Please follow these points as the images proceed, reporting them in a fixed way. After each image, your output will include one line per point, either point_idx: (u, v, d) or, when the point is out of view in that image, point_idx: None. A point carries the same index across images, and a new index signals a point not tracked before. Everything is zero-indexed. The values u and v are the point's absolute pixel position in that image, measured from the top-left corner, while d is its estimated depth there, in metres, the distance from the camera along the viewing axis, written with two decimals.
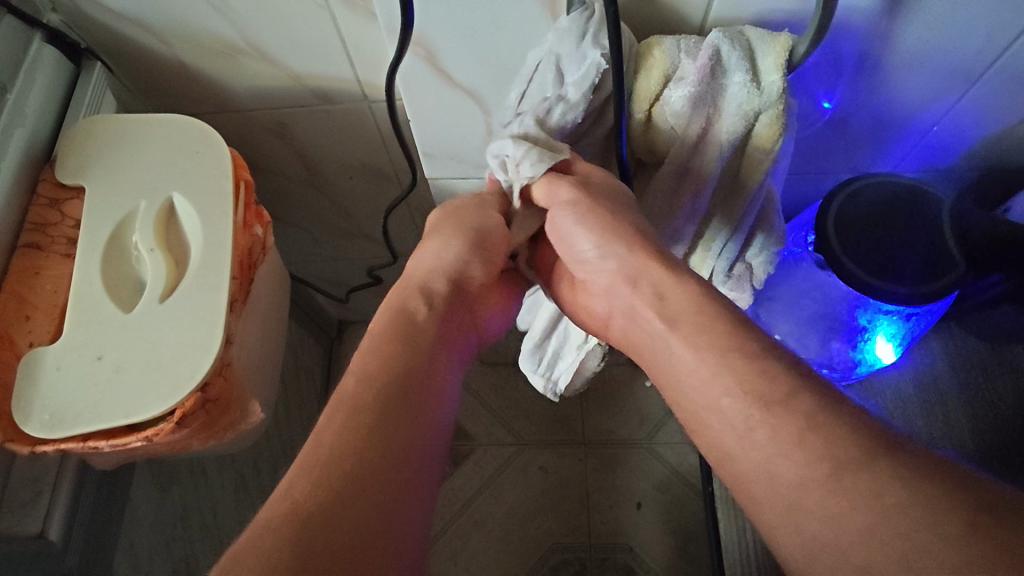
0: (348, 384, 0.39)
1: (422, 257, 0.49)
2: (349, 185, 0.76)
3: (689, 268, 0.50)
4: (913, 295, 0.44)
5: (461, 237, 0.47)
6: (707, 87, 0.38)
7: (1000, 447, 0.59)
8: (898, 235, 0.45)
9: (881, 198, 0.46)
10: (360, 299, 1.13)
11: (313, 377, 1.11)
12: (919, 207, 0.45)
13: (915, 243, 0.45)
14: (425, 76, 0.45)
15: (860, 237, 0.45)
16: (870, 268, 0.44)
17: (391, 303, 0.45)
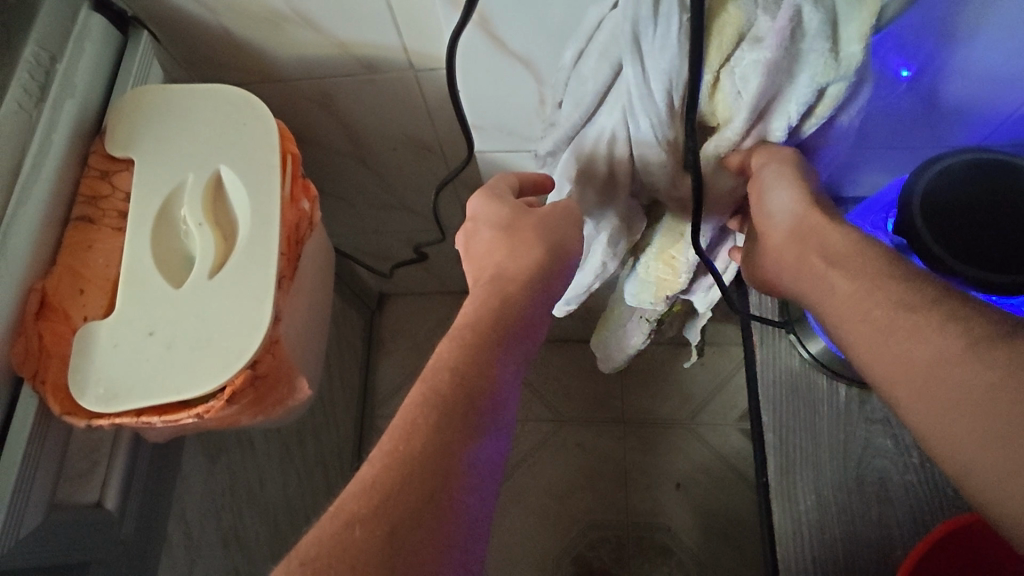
0: (440, 387, 0.35)
1: (496, 255, 0.43)
2: (393, 157, 0.74)
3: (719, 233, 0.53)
4: (1006, 285, 0.40)
5: (529, 246, 0.43)
6: (784, 54, 0.35)
7: None
8: (984, 217, 0.41)
9: (968, 177, 0.42)
10: (399, 272, 1.13)
11: (354, 348, 1.12)
12: (1015, 189, 0.42)
13: (1008, 226, 0.41)
14: (478, 41, 0.43)
15: (950, 219, 0.41)
16: (960, 254, 0.40)
17: (463, 315, 0.40)
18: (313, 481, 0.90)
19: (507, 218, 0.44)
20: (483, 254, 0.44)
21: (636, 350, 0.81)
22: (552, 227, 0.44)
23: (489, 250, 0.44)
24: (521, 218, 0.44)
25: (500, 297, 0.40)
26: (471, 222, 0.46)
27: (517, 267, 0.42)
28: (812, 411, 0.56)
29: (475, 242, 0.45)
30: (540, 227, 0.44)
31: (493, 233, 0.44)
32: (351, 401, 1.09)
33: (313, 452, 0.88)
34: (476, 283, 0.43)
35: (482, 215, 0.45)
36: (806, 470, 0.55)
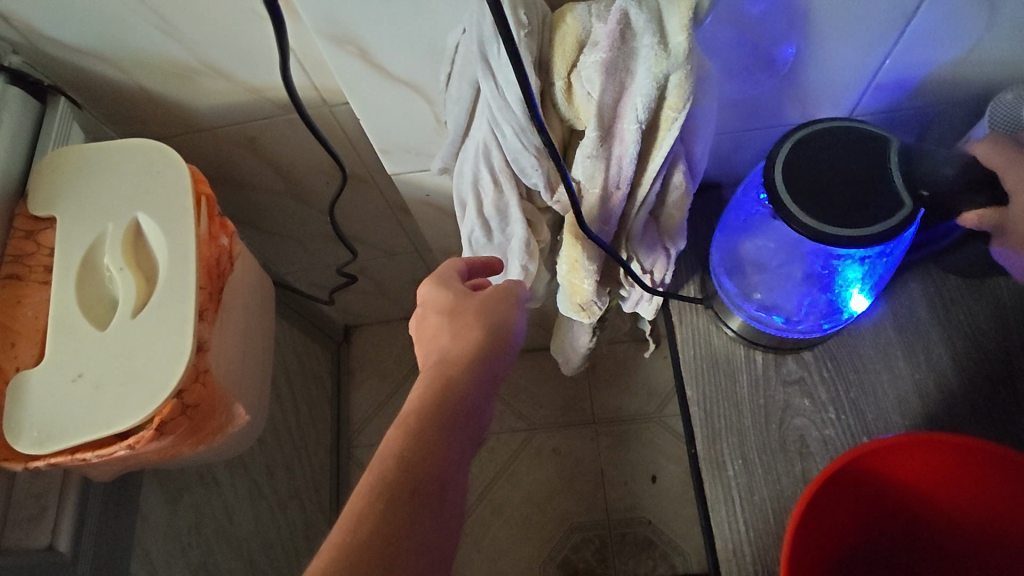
0: (388, 472, 0.35)
1: (442, 338, 0.44)
2: (327, 190, 0.78)
3: (625, 228, 0.51)
4: (867, 236, 0.43)
5: (468, 330, 0.44)
6: (618, 53, 0.38)
7: (989, 385, 0.55)
8: (834, 177, 0.45)
9: (823, 153, 0.46)
10: (358, 301, 1.16)
11: (322, 383, 1.14)
12: (865, 158, 0.46)
13: (855, 187, 0.45)
14: (362, 71, 0.47)
15: (811, 188, 0.45)
16: (825, 217, 0.44)
17: (412, 398, 0.40)
18: (286, 515, 0.91)
19: (453, 302, 0.46)
20: (431, 338, 0.45)
21: (588, 349, 0.83)
22: (488, 306, 0.45)
23: (434, 335, 0.45)
24: (462, 302, 0.46)
25: (442, 379, 0.41)
26: (423, 308, 0.47)
27: (458, 346, 0.43)
28: (731, 381, 0.59)
29: (422, 329, 0.46)
30: (474, 308, 0.45)
31: (437, 318, 0.45)
32: (321, 434, 1.10)
33: (282, 485, 0.90)
34: (427, 365, 0.43)
35: (431, 300, 0.47)
36: (730, 438, 0.57)
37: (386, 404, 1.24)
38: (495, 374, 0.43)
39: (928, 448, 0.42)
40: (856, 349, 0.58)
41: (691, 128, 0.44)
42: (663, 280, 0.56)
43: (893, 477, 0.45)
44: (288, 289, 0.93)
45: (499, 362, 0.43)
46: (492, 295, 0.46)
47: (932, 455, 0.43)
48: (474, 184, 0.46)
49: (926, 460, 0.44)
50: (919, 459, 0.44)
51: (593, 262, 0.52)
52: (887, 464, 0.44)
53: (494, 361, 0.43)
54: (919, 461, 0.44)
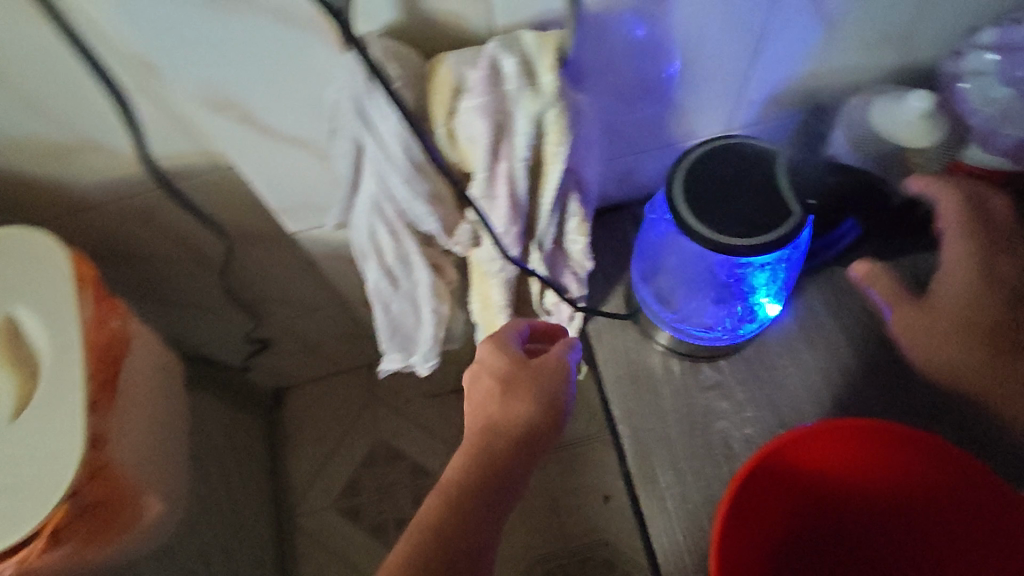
0: (424, 545, 0.38)
1: (489, 405, 0.44)
2: (234, 254, 0.75)
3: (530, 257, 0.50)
4: (766, 243, 0.43)
5: (522, 404, 0.44)
6: (492, 96, 0.39)
7: (882, 365, 0.59)
8: (728, 189, 0.45)
9: (715, 166, 0.46)
10: (285, 363, 1.12)
11: (254, 452, 1.09)
12: (754, 167, 0.46)
13: (749, 196, 0.45)
14: (247, 135, 0.46)
15: (709, 202, 0.45)
16: (724, 229, 0.44)
17: (451, 464, 0.42)
18: None
19: (509, 379, 0.45)
20: (477, 404, 0.45)
21: None
22: (540, 388, 0.45)
23: (484, 399, 0.45)
24: (520, 380, 0.45)
25: (488, 462, 0.42)
26: (477, 365, 0.46)
27: (509, 428, 0.43)
28: (655, 395, 0.60)
29: (473, 388, 0.46)
30: (529, 390, 0.45)
31: (488, 390, 0.45)
32: (259, 507, 1.05)
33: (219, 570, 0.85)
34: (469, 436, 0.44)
35: (490, 364, 0.46)
36: (660, 450, 0.58)
37: (326, 465, 1.19)
38: (540, 455, 0.44)
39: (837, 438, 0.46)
40: (765, 348, 0.61)
41: (578, 160, 0.46)
42: (579, 294, 0.56)
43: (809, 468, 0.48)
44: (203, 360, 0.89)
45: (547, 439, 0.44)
46: (548, 367, 0.45)
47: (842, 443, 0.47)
48: (372, 236, 0.46)
49: (834, 447, 0.47)
50: (828, 448, 0.47)
51: (503, 299, 0.52)
52: (801, 455, 0.47)
53: (542, 439, 0.44)
54: (829, 449, 0.47)
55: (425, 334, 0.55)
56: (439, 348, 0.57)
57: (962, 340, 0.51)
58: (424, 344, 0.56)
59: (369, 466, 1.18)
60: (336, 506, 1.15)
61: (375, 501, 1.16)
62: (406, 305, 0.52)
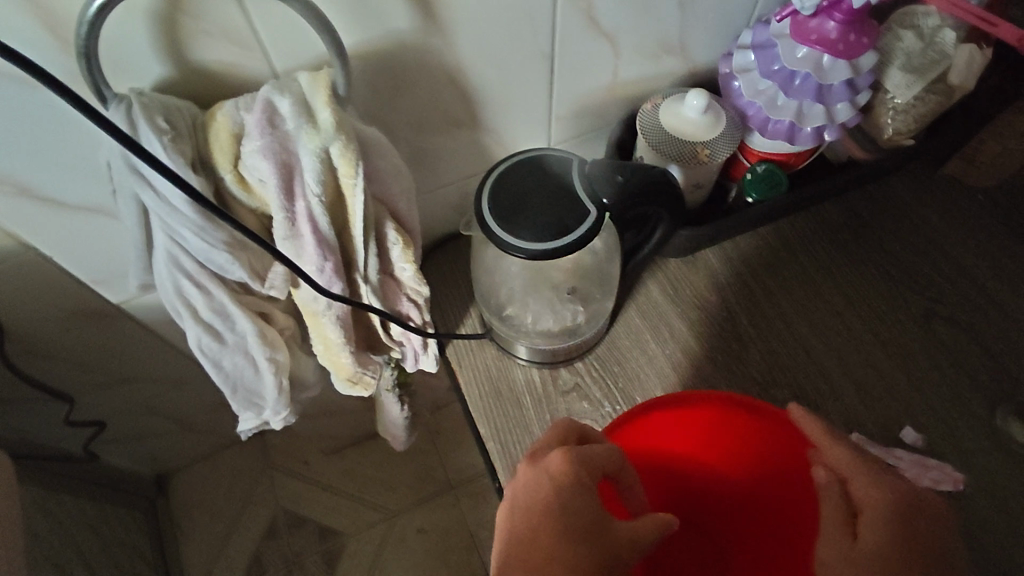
0: None
1: (545, 532, 0.36)
2: (74, 341, 0.69)
3: (361, 291, 0.50)
4: (571, 244, 0.46)
5: (604, 547, 0.36)
6: (272, 138, 0.39)
7: (720, 341, 0.63)
8: (532, 200, 0.47)
9: (519, 182, 0.49)
10: (164, 445, 1.04)
11: (136, 550, 1.00)
12: (554, 178, 0.48)
13: (551, 204, 0.47)
14: (30, 210, 0.43)
15: (516, 215, 0.47)
16: (531, 237, 0.46)
17: None
18: None
19: (577, 509, 0.37)
20: (535, 529, 0.36)
21: (404, 417, 0.83)
22: (608, 543, 0.36)
23: (538, 521, 0.37)
24: (589, 517, 0.36)
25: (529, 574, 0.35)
26: (540, 466, 0.40)
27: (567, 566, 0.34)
28: (517, 406, 0.61)
29: (529, 488, 0.39)
30: (602, 530, 0.36)
31: (545, 504, 0.37)
32: None
33: None
34: (506, 541, 0.38)
35: (557, 472, 0.39)
36: None
37: (225, 548, 1.11)
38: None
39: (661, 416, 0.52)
40: (616, 343, 0.64)
41: (384, 188, 0.47)
42: (427, 319, 0.56)
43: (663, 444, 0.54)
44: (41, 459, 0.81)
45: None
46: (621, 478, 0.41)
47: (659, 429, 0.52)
48: (180, 294, 0.44)
49: (682, 425, 0.53)
50: (678, 425, 0.53)
51: (341, 336, 0.51)
52: (657, 429, 0.52)
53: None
54: (680, 425, 0.53)
55: (270, 388, 0.53)
56: (288, 400, 0.55)
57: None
58: (271, 399, 0.54)
59: (273, 540, 1.11)
60: None
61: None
62: (239, 360, 0.50)
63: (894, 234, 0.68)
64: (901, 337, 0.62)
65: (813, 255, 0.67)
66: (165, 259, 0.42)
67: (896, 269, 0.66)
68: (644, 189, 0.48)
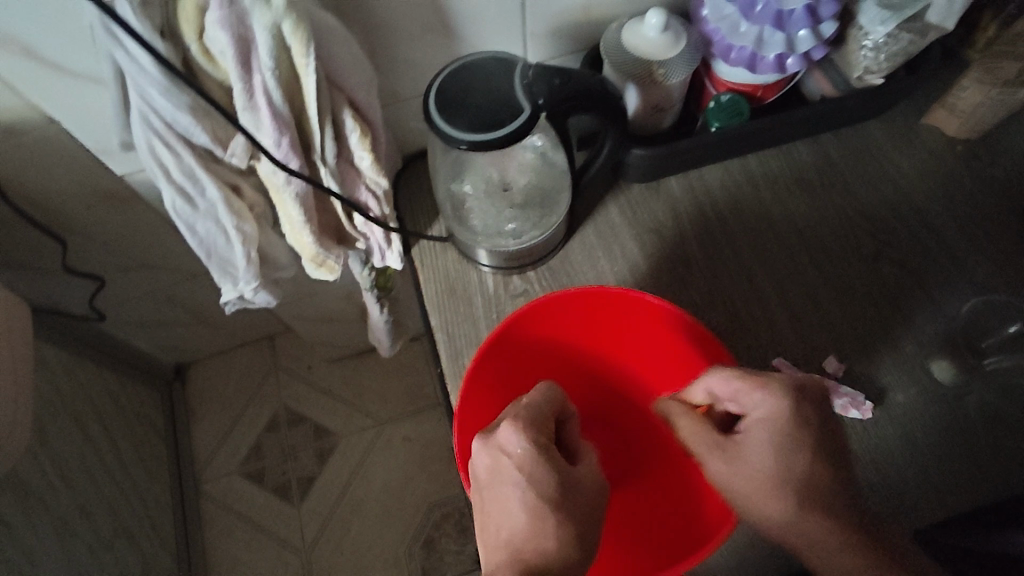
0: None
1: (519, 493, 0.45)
2: (93, 216, 0.76)
3: (320, 172, 0.55)
4: (503, 138, 0.49)
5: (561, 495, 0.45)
6: (229, 9, 0.43)
7: (668, 265, 0.66)
8: (473, 96, 0.51)
9: (467, 79, 0.52)
10: (181, 334, 1.14)
11: (148, 423, 1.11)
12: (498, 77, 0.52)
13: (490, 100, 0.51)
14: (34, 70, 0.49)
15: (456, 108, 0.50)
16: (466, 128, 0.49)
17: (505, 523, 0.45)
18: (115, 555, 0.89)
19: (540, 484, 0.45)
20: (498, 479, 0.46)
21: (386, 320, 0.90)
22: (576, 496, 0.45)
23: (504, 476, 0.46)
24: (551, 479, 0.45)
25: (515, 541, 0.43)
26: (494, 445, 0.47)
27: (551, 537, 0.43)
28: (468, 305, 0.66)
29: (489, 470, 0.46)
30: (564, 491, 0.45)
31: (513, 486, 0.45)
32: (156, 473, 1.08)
33: (107, 526, 0.89)
34: (496, 548, 0.44)
35: (511, 449, 0.46)
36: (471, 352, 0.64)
37: (230, 434, 1.22)
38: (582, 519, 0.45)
39: (548, 312, 0.55)
40: (570, 258, 0.67)
41: (340, 75, 0.51)
42: (388, 212, 0.61)
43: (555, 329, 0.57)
44: (54, 315, 0.89)
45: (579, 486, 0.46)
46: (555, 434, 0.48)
47: (534, 325, 0.56)
48: (154, 153, 0.50)
49: (571, 311, 0.56)
50: (567, 312, 0.56)
51: (302, 214, 0.57)
52: (546, 319, 0.56)
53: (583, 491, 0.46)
54: (567, 312, 0.56)
55: (240, 256, 0.59)
56: (257, 271, 0.61)
57: (790, 497, 0.45)
58: (241, 267, 0.60)
59: (273, 432, 1.22)
60: (241, 470, 1.19)
61: (279, 463, 1.19)
62: (210, 226, 0.56)
63: (862, 178, 0.68)
64: (845, 276, 0.64)
65: (777, 191, 0.68)
66: (141, 119, 0.48)
67: (853, 210, 0.67)
68: (572, 94, 0.51)
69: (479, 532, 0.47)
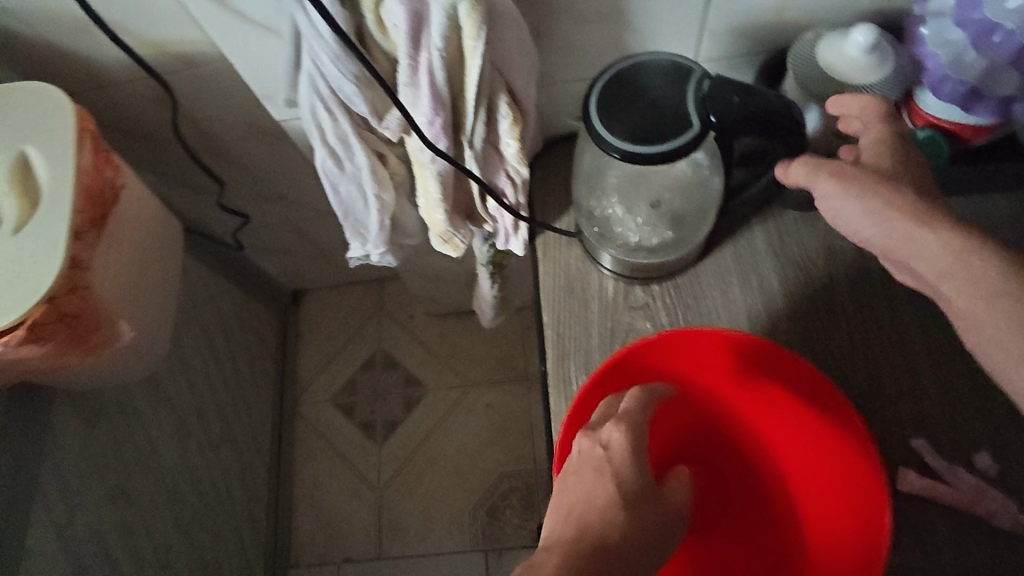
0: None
1: (604, 454, 0.44)
2: (249, 148, 0.81)
3: (465, 154, 0.54)
4: (662, 156, 0.45)
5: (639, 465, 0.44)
6: None
7: (808, 308, 0.61)
8: (640, 103, 0.47)
9: (640, 83, 0.48)
10: (303, 265, 1.20)
11: (263, 339, 1.20)
12: (670, 87, 0.48)
13: (657, 111, 0.47)
14: (216, 12, 0.49)
15: (618, 112, 0.47)
16: (625, 140, 0.46)
17: (580, 495, 0.42)
18: (219, 457, 0.98)
19: (628, 480, 0.43)
20: (587, 454, 0.44)
21: (493, 295, 0.90)
22: (657, 508, 0.42)
23: (594, 449, 0.44)
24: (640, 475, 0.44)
25: (582, 517, 0.41)
26: (595, 438, 0.45)
27: (622, 498, 0.41)
28: (583, 307, 0.64)
29: (583, 459, 0.44)
30: (644, 501, 0.43)
31: (604, 474, 0.42)
32: (262, 387, 1.18)
33: (218, 429, 0.98)
34: (561, 521, 0.41)
35: (610, 435, 0.45)
36: (578, 355, 0.62)
37: (331, 363, 1.29)
38: (652, 515, 0.42)
39: (668, 349, 0.53)
40: (699, 279, 0.63)
41: (506, 61, 0.49)
42: (521, 201, 0.60)
43: (672, 368, 0.55)
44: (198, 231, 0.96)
45: (657, 498, 0.43)
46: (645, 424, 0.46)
47: (651, 361, 0.54)
48: (312, 112, 0.51)
49: (692, 351, 0.54)
50: (687, 351, 0.54)
51: (438, 192, 0.57)
52: (665, 356, 0.54)
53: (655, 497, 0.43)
54: (690, 352, 0.54)
55: (373, 221, 0.60)
56: (387, 236, 0.62)
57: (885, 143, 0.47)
58: (373, 230, 0.61)
59: (368, 370, 1.28)
60: (335, 399, 1.27)
61: (369, 401, 1.26)
62: (352, 187, 0.57)
63: None
64: None
65: None
66: (310, 79, 0.48)
67: None
68: (759, 120, 0.46)
69: (550, 515, 0.43)
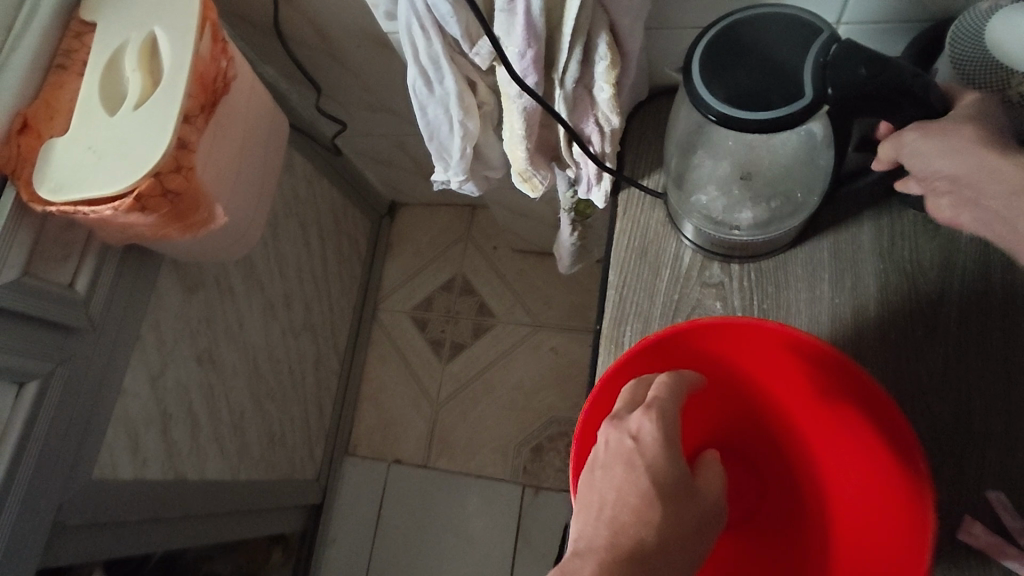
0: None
1: (635, 449, 0.41)
2: (361, 55, 0.82)
3: (554, 93, 0.52)
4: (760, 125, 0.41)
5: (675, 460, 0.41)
6: None
7: (903, 321, 0.54)
8: (747, 62, 0.43)
9: (751, 40, 0.43)
10: (402, 179, 1.23)
11: (355, 243, 1.27)
12: (785, 49, 0.43)
13: (765, 73, 0.42)
14: None
15: (720, 68, 0.43)
16: (725, 99, 0.42)
17: (613, 496, 0.40)
18: (299, 343, 1.07)
19: (662, 477, 0.40)
20: (616, 448, 0.42)
21: (572, 243, 0.88)
22: (692, 504, 0.40)
23: (625, 443, 0.42)
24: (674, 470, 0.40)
25: (615, 515, 0.39)
26: (623, 429, 0.42)
27: (655, 496, 0.39)
28: (653, 273, 0.61)
29: (611, 452, 0.42)
30: (682, 494, 0.40)
31: (636, 470, 0.40)
32: (347, 288, 1.25)
33: (301, 318, 1.07)
34: (592, 522, 0.39)
35: (639, 427, 0.42)
36: (637, 321, 0.60)
37: (414, 278, 1.34)
38: (689, 513, 0.39)
39: (718, 334, 0.50)
40: (786, 267, 0.58)
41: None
42: (608, 152, 0.56)
43: (722, 352, 0.53)
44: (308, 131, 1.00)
45: (696, 494, 0.41)
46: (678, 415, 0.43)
47: (697, 341, 0.51)
48: (407, 29, 0.50)
49: (745, 341, 0.51)
50: (741, 340, 0.51)
51: (522, 128, 0.55)
52: (714, 339, 0.51)
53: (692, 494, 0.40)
54: (743, 341, 0.51)
55: (455, 150, 0.60)
56: (468, 166, 0.61)
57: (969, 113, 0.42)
58: (455, 159, 0.61)
59: (446, 291, 1.32)
60: (411, 313, 1.32)
61: (442, 320, 1.30)
62: (439, 111, 0.57)
63: None
64: None
65: None
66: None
67: None
68: (884, 94, 0.39)
69: (579, 515, 0.41)
